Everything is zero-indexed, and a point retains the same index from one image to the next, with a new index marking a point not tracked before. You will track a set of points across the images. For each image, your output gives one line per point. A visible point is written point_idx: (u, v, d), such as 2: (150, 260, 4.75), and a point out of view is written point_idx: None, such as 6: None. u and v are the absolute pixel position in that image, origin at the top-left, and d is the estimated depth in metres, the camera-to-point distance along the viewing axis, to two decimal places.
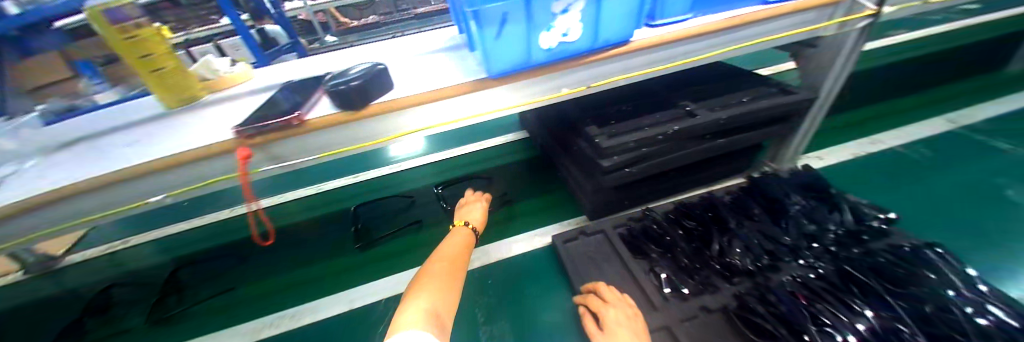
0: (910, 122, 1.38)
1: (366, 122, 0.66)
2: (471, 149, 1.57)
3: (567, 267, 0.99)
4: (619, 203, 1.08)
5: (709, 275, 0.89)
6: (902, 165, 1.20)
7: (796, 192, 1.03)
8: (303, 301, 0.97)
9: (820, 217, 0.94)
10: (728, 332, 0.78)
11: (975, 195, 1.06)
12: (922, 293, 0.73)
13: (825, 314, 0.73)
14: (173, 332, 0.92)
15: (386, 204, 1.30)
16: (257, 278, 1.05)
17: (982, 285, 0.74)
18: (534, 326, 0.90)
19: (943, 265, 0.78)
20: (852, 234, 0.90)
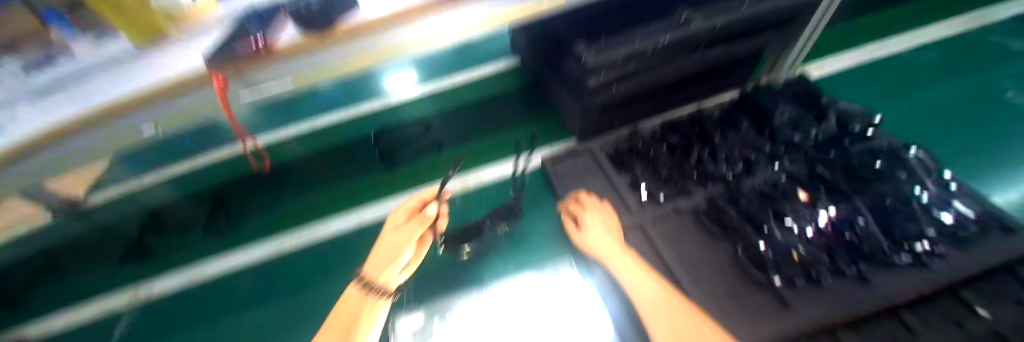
0: (929, 21, 1.22)
1: (333, 49, 0.50)
2: (459, 79, 1.54)
3: (555, 187, 1.00)
4: (609, 123, 1.06)
5: (686, 182, 0.89)
6: (916, 74, 1.09)
7: (789, 102, 1.00)
8: (324, 215, 1.24)
9: (804, 125, 0.93)
10: (696, 231, 0.81)
11: (981, 107, 0.99)
12: (885, 189, 0.79)
13: (791, 211, 0.78)
14: (257, 230, 1.24)
15: (401, 131, 1.39)
16: (302, 193, 1.31)
17: (953, 185, 0.78)
18: (523, 226, 1.07)
19: (918, 168, 0.81)
20: (832, 139, 0.90)
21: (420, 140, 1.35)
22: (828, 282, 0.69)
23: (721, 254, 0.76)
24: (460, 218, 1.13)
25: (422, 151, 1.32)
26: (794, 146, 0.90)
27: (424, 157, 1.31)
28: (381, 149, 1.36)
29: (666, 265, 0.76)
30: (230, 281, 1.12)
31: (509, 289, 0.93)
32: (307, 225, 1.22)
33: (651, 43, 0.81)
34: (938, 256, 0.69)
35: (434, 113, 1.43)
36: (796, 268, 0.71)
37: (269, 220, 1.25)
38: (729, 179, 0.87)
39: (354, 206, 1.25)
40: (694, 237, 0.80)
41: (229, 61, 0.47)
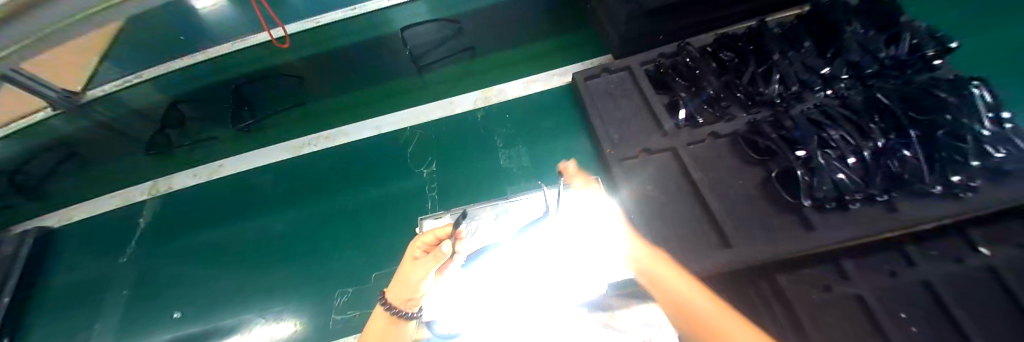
0: None
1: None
2: None
3: (584, 100, 1.03)
4: (656, 38, 1.04)
5: (729, 104, 0.92)
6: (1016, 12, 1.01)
7: (861, 23, 0.96)
8: (353, 119, 1.30)
9: (873, 46, 0.90)
10: (731, 155, 0.86)
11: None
12: (944, 120, 0.75)
13: (836, 139, 0.78)
14: (291, 127, 1.33)
15: (423, 33, 1.30)
16: (326, 92, 1.33)
17: (1007, 124, 0.76)
18: (544, 141, 1.08)
19: (979, 103, 0.77)
20: (899, 64, 0.88)
21: (447, 46, 1.32)
22: (854, 206, 0.73)
23: (750, 177, 0.82)
24: (482, 133, 1.15)
25: (443, 60, 1.31)
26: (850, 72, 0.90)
27: (446, 69, 1.31)
28: (411, 51, 1.29)
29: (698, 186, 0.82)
30: (253, 181, 1.28)
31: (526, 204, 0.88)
32: (332, 127, 1.31)
33: None
34: (973, 190, 0.71)
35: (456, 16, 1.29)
36: (829, 191, 0.74)
37: (297, 117, 1.33)
38: (773, 101, 0.89)
39: (378, 112, 1.30)
40: (727, 159, 0.86)
41: None
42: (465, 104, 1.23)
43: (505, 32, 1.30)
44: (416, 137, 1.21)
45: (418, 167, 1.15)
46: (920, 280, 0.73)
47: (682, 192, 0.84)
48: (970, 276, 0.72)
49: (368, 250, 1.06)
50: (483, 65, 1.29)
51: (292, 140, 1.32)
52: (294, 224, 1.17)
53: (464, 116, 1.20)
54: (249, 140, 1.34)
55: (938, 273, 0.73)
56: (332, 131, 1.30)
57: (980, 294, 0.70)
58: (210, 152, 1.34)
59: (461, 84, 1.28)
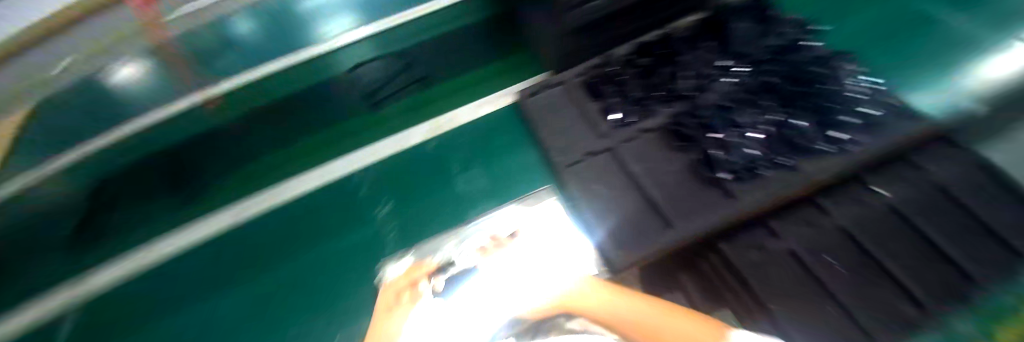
0: None
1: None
2: (414, 14, 1.46)
3: (530, 118, 1.09)
4: (585, 51, 1.13)
5: (653, 102, 1.03)
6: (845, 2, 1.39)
7: (749, 20, 1.13)
8: (305, 167, 1.30)
9: (759, 39, 1.08)
10: (661, 145, 0.95)
11: (909, 27, 1.27)
12: (817, 93, 0.94)
13: (744, 122, 0.94)
14: (239, 187, 1.29)
15: (370, 73, 1.42)
16: (277, 144, 1.34)
17: (880, 86, 0.91)
18: (499, 161, 1.14)
19: (843, 74, 0.96)
20: (779, 50, 1.05)
21: (396, 82, 1.40)
22: (764, 172, 0.84)
23: (676, 163, 0.91)
24: (438, 163, 1.18)
25: (398, 93, 1.39)
26: (745, 61, 1.05)
27: (399, 102, 1.37)
28: (364, 91, 1.40)
29: (635, 179, 0.91)
30: (212, 259, 1.19)
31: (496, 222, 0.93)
32: (278, 185, 1.28)
33: None
34: (851, 142, 0.83)
35: (399, 51, 1.43)
36: (738, 163, 0.86)
37: (248, 176, 1.30)
38: (688, 94, 1.02)
39: (332, 155, 1.31)
40: (658, 150, 0.94)
41: None
42: (417, 136, 1.26)
43: (448, 61, 1.41)
44: (366, 181, 1.21)
45: (373, 209, 1.15)
46: (836, 227, 0.91)
47: (625, 189, 0.90)
48: (874, 216, 0.90)
49: (330, 305, 1.03)
50: (431, 92, 1.38)
51: (242, 200, 1.27)
52: (249, 295, 1.11)
53: (417, 147, 1.23)
54: (192, 209, 1.27)
55: (848, 216, 0.91)
56: (284, 186, 1.27)
57: (886, 229, 0.87)
58: (151, 228, 1.25)
59: (409, 117, 1.33)
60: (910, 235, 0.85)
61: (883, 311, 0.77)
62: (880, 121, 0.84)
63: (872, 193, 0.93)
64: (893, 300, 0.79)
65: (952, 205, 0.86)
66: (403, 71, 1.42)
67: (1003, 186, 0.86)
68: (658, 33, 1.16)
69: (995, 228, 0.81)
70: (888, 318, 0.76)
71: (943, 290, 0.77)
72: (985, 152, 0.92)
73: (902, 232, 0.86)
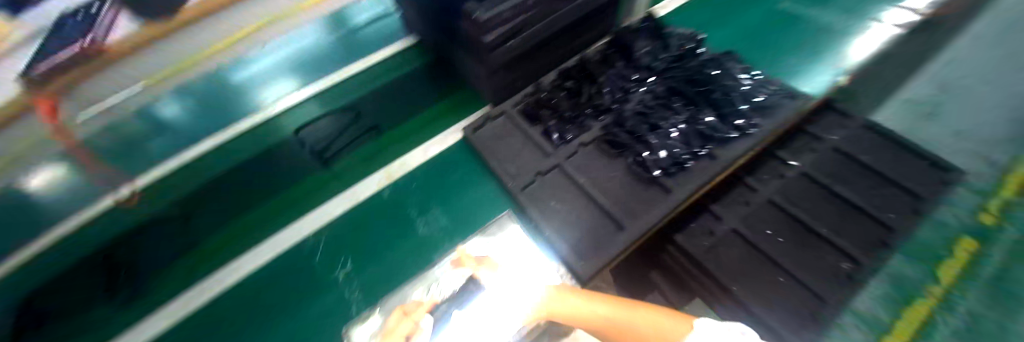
0: None
1: (193, 28, 0.48)
2: (355, 69, 1.54)
3: (478, 151, 1.13)
4: (516, 83, 1.21)
5: (584, 118, 1.12)
6: (734, 7, 1.71)
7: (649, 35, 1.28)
8: (254, 242, 1.20)
9: (661, 50, 1.23)
10: (599, 155, 1.04)
11: (766, 32, 1.61)
12: (716, 88, 1.09)
13: (665, 122, 1.05)
14: (182, 277, 1.17)
15: (321, 128, 1.39)
16: (220, 222, 1.25)
17: (756, 76, 1.10)
18: (458, 198, 1.16)
19: (733, 70, 1.13)
20: (679, 57, 1.20)
21: (346, 135, 1.39)
22: (688, 164, 0.95)
23: (617, 168, 1.01)
24: (393, 211, 1.17)
25: (350, 145, 1.37)
26: (651, 70, 1.19)
27: (348, 154, 1.35)
28: (314, 148, 1.36)
29: (587, 191, 0.98)
30: None
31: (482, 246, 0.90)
32: (225, 265, 1.18)
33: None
34: (755, 127, 0.98)
35: (347, 105, 1.44)
36: (667, 160, 0.96)
37: (190, 264, 1.19)
38: (612, 107, 1.13)
39: (282, 224, 1.22)
40: (598, 158, 1.03)
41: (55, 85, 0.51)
42: (368, 189, 1.24)
43: (393, 109, 1.45)
44: (321, 244, 1.15)
45: (332, 272, 1.10)
46: (767, 200, 1.01)
47: (580, 201, 0.97)
48: (796, 184, 1.03)
49: None
50: (383, 139, 1.37)
51: (188, 290, 1.16)
52: None
53: (371, 199, 1.21)
54: (133, 312, 1.14)
55: (774, 191, 1.02)
56: (232, 265, 1.18)
57: (808, 195, 1.01)
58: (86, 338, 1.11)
59: (364, 168, 1.31)
60: (824, 199, 1.00)
61: (821, 274, 0.90)
62: (767, 106, 1.02)
63: (785, 165, 1.07)
64: (830, 259, 0.92)
65: (855, 165, 1.05)
66: (353, 123, 1.41)
67: (883, 143, 1.07)
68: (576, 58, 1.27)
69: (891, 178, 1.00)
70: (827, 277, 0.90)
71: (868, 244, 0.93)
72: (857, 113, 1.14)
73: (822, 195, 1.01)
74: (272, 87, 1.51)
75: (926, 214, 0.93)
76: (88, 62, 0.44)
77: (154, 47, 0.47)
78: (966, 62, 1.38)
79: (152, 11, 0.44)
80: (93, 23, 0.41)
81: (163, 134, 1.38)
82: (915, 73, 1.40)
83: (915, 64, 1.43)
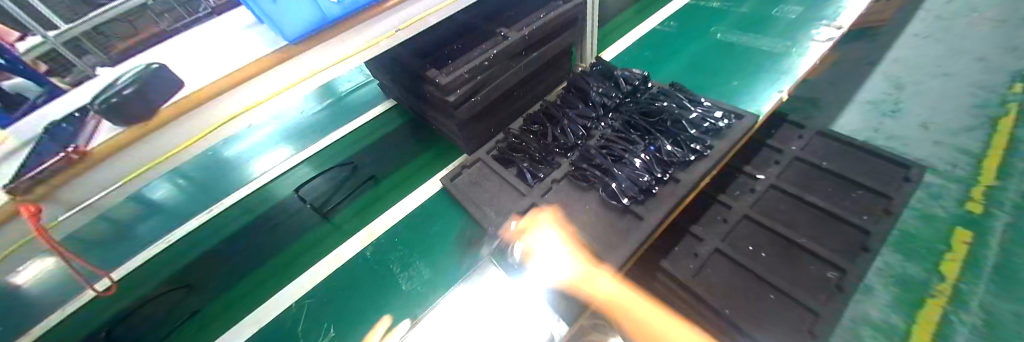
0: (643, 25, 2.07)
1: (163, 132, 0.66)
2: (341, 134, 1.69)
3: (457, 198, 1.17)
4: (487, 132, 1.30)
5: (554, 156, 1.17)
6: (679, 41, 1.90)
7: (603, 76, 1.38)
8: (239, 316, 1.15)
9: (617, 87, 1.32)
10: (572, 190, 1.09)
11: (707, 61, 1.75)
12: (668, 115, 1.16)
13: (630, 151, 1.09)
14: None
15: (319, 185, 1.47)
16: (205, 296, 1.22)
17: (704, 100, 1.19)
18: (443, 247, 1.16)
19: (683, 98, 1.22)
20: (633, 92, 1.29)
21: (343, 189, 1.44)
22: (655, 190, 0.98)
23: (590, 201, 1.05)
24: (376, 268, 1.16)
25: (346, 199, 1.40)
26: (608, 107, 1.27)
27: (337, 215, 1.35)
28: (312, 205, 1.40)
29: (564, 226, 1.00)
30: None
31: (479, 289, 0.94)
32: None
33: (482, 59, 1.05)
34: (710, 148, 1.03)
35: (344, 161, 1.55)
36: (634, 188, 0.99)
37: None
38: (577, 144, 1.18)
39: (267, 292, 1.19)
40: (572, 193, 1.08)
41: (41, 194, 0.58)
42: (352, 248, 1.23)
43: (379, 163, 1.51)
44: (306, 309, 1.12)
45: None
46: (742, 217, 1.03)
47: (559, 236, 1.00)
48: (767, 196, 1.07)
49: None
50: (378, 189, 1.41)
51: None
52: None
53: (354, 259, 1.20)
54: None
55: (746, 206, 1.05)
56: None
57: (781, 206, 1.04)
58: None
59: (354, 223, 1.32)
60: (795, 208, 1.03)
61: (809, 282, 0.89)
62: (722, 128, 1.08)
63: (752, 178, 1.11)
64: (815, 269, 0.91)
65: (817, 172, 1.10)
66: (350, 176, 1.48)
67: (839, 148, 1.16)
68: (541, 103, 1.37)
69: (855, 180, 1.05)
70: (816, 288, 0.88)
71: (846, 246, 0.93)
72: (805, 123, 1.23)
73: (792, 206, 1.04)
74: (262, 160, 1.68)
75: (895, 210, 0.96)
76: (76, 165, 0.59)
77: (132, 149, 0.64)
78: (887, 75, 1.59)
79: (128, 118, 0.61)
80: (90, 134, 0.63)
81: (157, 214, 1.55)
82: (848, 86, 1.58)
83: (845, 78, 1.61)
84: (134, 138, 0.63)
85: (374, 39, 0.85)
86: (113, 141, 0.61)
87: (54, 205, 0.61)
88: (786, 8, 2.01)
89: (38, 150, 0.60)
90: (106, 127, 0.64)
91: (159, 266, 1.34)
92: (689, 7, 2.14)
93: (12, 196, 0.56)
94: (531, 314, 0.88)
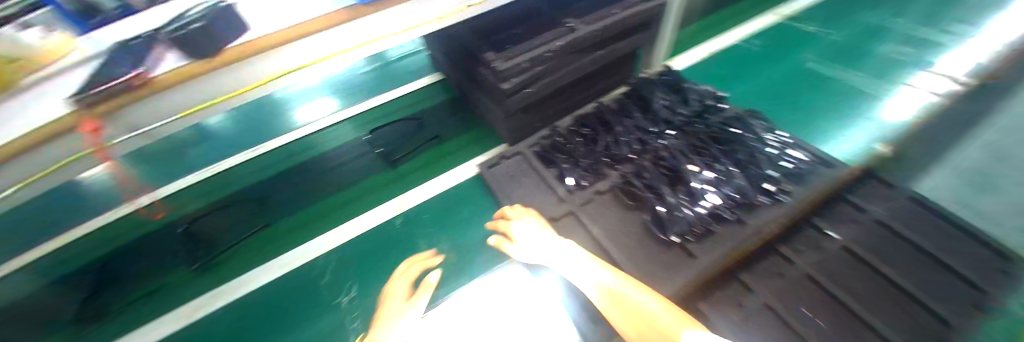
0: (718, 38, 1.91)
1: (225, 73, 0.65)
2: (387, 98, 1.68)
3: (493, 187, 1.17)
4: (531, 126, 1.25)
5: (599, 166, 1.15)
6: (756, 60, 1.75)
7: (665, 89, 1.34)
8: (264, 261, 1.17)
9: (678, 105, 1.28)
10: (615, 205, 1.07)
11: (786, 86, 1.61)
12: (740, 148, 1.14)
13: (690, 178, 1.06)
14: (182, 285, 1.14)
15: (388, 132, 1.50)
16: (235, 228, 1.26)
17: (782, 138, 1.16)
18: (469, 232, 1.14)
19: (755, 130, 1.19)
20: (699, 113, 1.25)
21: (405, 145, 1.44)
22: (714, 229, 0.98)
23: (635, 221, 1.03)
24: (403, 239, 1.15)
25: (410, 153, 1.41)
26: (672, 125, 1.22)
27: (367, 181, 1.35)
28: (381, 150, 1.43)
29: (601, 242, 0.98)
30: None
31: (497, 281, 0.99)
32: (228, 282, 1.13)
33: (545, 50, 0.98)
34: (783, 194, 1.03)
35: (411, 115, 1.57)
36: (691, 221, 0.98)
37: (198, 271, 1.17)
38: (630, 157, 1.15)
39: (288, 246, 1.20)
40: (615, 210, 1.06)
41: (106, 111, 0.58)
42: (382, 215, 1.23)
43: (414, 135, 1.48)
44: (334, 263, 1.13)
45: (336, 297, 1.05)
46: (804, 274, 0.93)
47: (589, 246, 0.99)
48: (836, 257, 0.96)
49: None
50: (416, 162, 1.38)
51: (187, 300, 1.11)
52: None
53: (381, 225, 1.20)
54: (136, 311, 1.11)
55: (811, 262, 0.94)
56: (235, 282, 1.13)
57: (851, 271, 0.93)
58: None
59: (386, 190, 1.31)
60: (868, 278, 0.92)
61: None
62: (801, 174, 1.07)
63: (821, 234, 0.99)
64: None
65: (899, 242, 0.97)
66: (414, 131, 1.50)
67: (934, 221, 1.00)
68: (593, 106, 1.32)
69: (944, 262, 0.91)
70: None
71: (922, 335, 0.82)
72: (895, 182, 1.07)
73: (864, 273, 0.92)
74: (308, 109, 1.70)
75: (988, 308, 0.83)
76: (136, 91, 0.59)
77: (197, 83, 0.63)
78: None
79: (197, 53, 0.61)
80: (149, 59, 0.62)
81: (205, 143, 1.62)
82: (952, 141, 1.30)
83: None
84: (202, 71, 0.62)
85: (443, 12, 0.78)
86: (179, 72, 0.61)
87: (114, 126, 0.61)
88: (889, 46, 1.78)
89: (97, 71, 0.61)
90: (170, 58, 0.63)
91: (200, 193, 1.40)
92: (774, 26, 1.96)
93: (78, 108, 0.56)
94: (547, 314, 0.91)
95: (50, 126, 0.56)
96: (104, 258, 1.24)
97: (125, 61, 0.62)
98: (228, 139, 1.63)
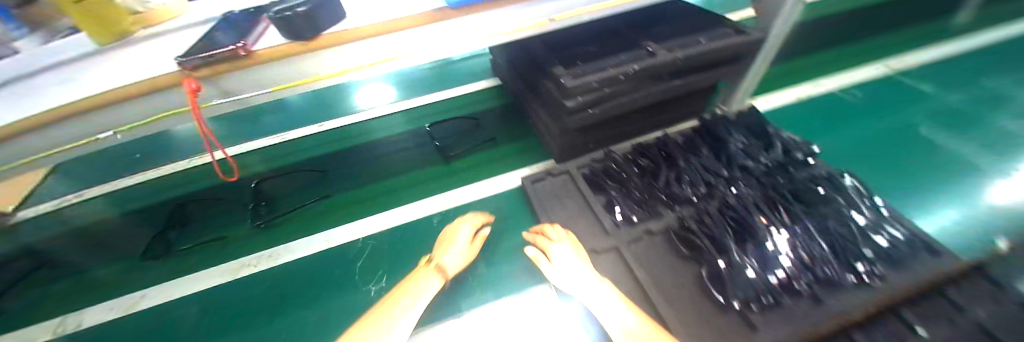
0: (804, 83, 1.75)
1: (305, 58, 0.67)
2: (446, 96, 1.72)
3: (533, 202, 1.14)
4: (585, 145, 1.21)
5: (655, 204, 1.10)
6: (850, 112, 1.58)
7: (742, 134, 1.27)
8: (307, 234, 1.22)
9: (755, 153, 1.20)
10: (665, 250, 1.00)
11: (886, 146, 1.42)
12: (828, 211, 1.03)
13: (762, 232, 0.98)
14: (234, 239, 1.23)
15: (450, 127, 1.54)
16: (293, 196, 1.34)
17: (886, 212, 1.03)
18: (505, 244, 1.11)
19: (851, 193, 1.07)
20: (781, 166, 1.17)
21: (468, 141, 1.46)
22: (783, 299, 0.87)
23: (689, 274, 0.94)
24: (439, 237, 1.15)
25: (468, 150, 1.42)
26: (749, 172, 1.15)
27: (412, 173, 1.37)
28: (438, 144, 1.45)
29: (643, 286, 0.90)
30: (178, 315, 1.05)
31: (525, 302, 0.96)
32: (273, 246, 1.20)
33: (619, 72, 0.92)
34: (878, 276, 0.91)
35: (470, 114, 1.59)
36: (757, 285, 0.89)
37: (250, 228, 1.25)
38: (692, 200, 1.09)
39: (330, 224, 1.24)
40: (667, 260, 0.98)
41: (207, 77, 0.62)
42: (424, 209, 1.24)
43: (468, 134, 1.50)
44: (368, 248, 1.15)
45: (366, 283, 1.06)
46: None
47: (628, 284, 0.93)
48: None
49: None
50: (463, 162, 1.39)
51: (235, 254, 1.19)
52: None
53: (420, 220, 1.21)
54: (192, 255, 1.20)
55: None
56: (279, 247, 1.19)
57: None
58: (147, 273, 1.17)
59: (430, 184, 1.33)
60: None
61: None
62: (907, 259, 0.94)
63: (910, 330, 0.83)
64: None
65: None
66: (474, 129, 1.52)
67: None
68: (655, 138, 1.29)
69: None
70: None
71: None
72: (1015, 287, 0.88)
73: None
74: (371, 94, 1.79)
75: None
76: (232, 62, 0.62)
77: (284, 63, 0.67)
78: None
79: (298, 37, 0.64)
80: (252, 33, 0.66)
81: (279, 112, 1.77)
82: None
83: None
84: (293, 53, 0.65)
85: (526, 25, 0.75)
86: (276, 51, 0.64)
87: (211, 88, 0.64)
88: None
89: (198, 42, 0.65)
90: (271, 34, 0.68)
91: (267, 157, 1.52)
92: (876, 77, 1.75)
93: (184, 69, 0.60)
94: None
95: (165, 78, 0.61)
96: (178, 199, 1.39)
97: (231, 32, 0.67)
98: (298, 111, 1.77)
